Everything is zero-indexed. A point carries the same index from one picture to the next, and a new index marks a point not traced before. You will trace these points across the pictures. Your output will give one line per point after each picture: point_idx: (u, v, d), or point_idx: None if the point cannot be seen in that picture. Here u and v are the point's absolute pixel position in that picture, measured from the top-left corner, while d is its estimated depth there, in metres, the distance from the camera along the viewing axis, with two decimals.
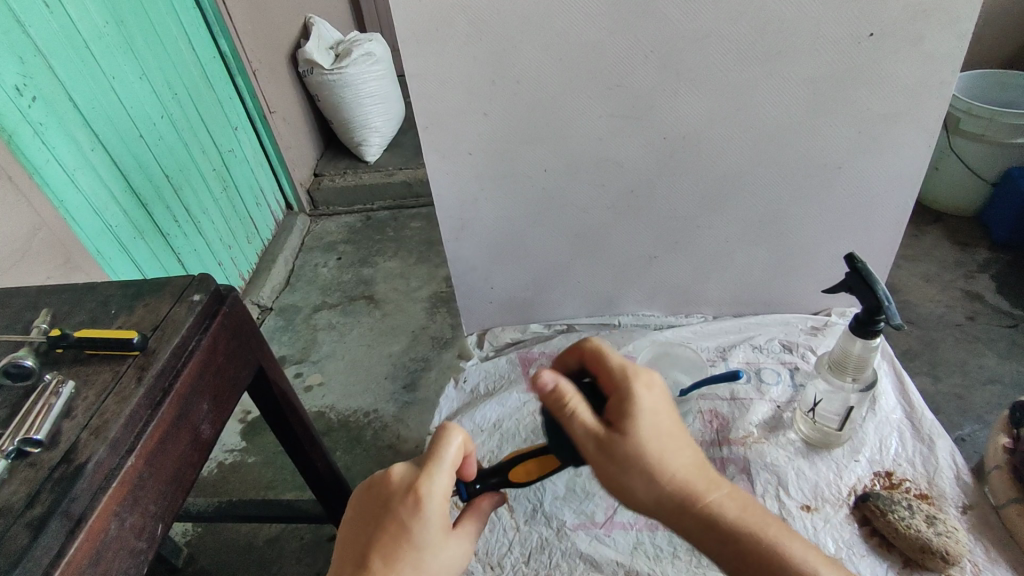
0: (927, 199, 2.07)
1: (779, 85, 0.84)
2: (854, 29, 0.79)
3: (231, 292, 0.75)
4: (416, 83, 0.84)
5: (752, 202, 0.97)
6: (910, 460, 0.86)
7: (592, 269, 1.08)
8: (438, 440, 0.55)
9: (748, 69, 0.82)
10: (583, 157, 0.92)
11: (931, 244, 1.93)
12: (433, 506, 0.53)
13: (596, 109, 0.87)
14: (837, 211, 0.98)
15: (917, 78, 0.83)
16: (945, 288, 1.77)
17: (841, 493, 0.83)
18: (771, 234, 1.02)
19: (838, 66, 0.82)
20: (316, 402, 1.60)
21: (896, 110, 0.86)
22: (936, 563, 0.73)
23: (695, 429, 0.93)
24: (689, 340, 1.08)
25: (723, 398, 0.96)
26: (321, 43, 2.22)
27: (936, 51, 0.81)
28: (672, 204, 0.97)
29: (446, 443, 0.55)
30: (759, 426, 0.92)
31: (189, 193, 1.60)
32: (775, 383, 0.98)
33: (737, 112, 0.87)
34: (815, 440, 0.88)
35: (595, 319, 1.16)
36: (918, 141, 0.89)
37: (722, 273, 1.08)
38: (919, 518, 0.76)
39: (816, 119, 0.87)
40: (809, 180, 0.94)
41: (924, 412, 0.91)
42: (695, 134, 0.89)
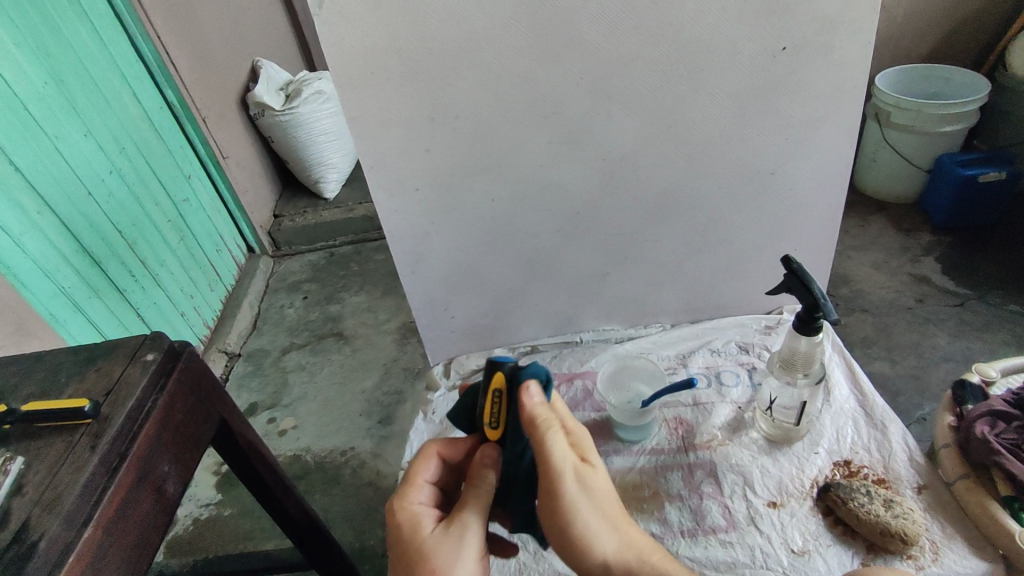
0: (869, 190, 2.17)
1: (706, 101, 0.88)
2: (768, 44, 0.83)
3: (186, 348, 0.75)
4: (356, 125, 0.86)
5: (695, 212, 1.01)
6: (866, 447, 0.89)
7: (549, 290, 1.10)
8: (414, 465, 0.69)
9: (675, 88, 0.86)
10: (529, 183, 0.95)
11: (877, 233, 2.01)
12: (399, 513, 0.63)
13: (535, 137, 0.89)
14: (774, 214, 1.02)
15: (833, 85, 0.88)
16: (894, 274, 1.84)
17: (804, 486, 0.86)
18: (717, 241, 1.05)
19: (759, 79, 0.86)
20: (291, 446, 1.58)
21: (817, 115, 0.91)
22: (897, 545, 0.76)
23: (662, 439, 0.95)
24: (648, 351, 1.11)
25: (685, 405, 0.98)
26: (269, 84, 2.23)
27: (847, 58, 0.86)
28: (618, 220, 1.00)
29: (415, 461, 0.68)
30: (722, 428, 0.94)
31: (144, 247, 1.58)
32: (734, 384, 1.01)
33: (670, 129, 0.90)
34: (776, 436, 0.91)
35: (557, 337, 1.18)
36: (840, 142, 0.94)
37: (675, 282, 1.11)
38: (877, 503, 0.79)
39: (745, 129, 0.91)
40: (746, 187, 0.98)
41: (875, 399, 0.95)
42: (632, 153, 0.93)
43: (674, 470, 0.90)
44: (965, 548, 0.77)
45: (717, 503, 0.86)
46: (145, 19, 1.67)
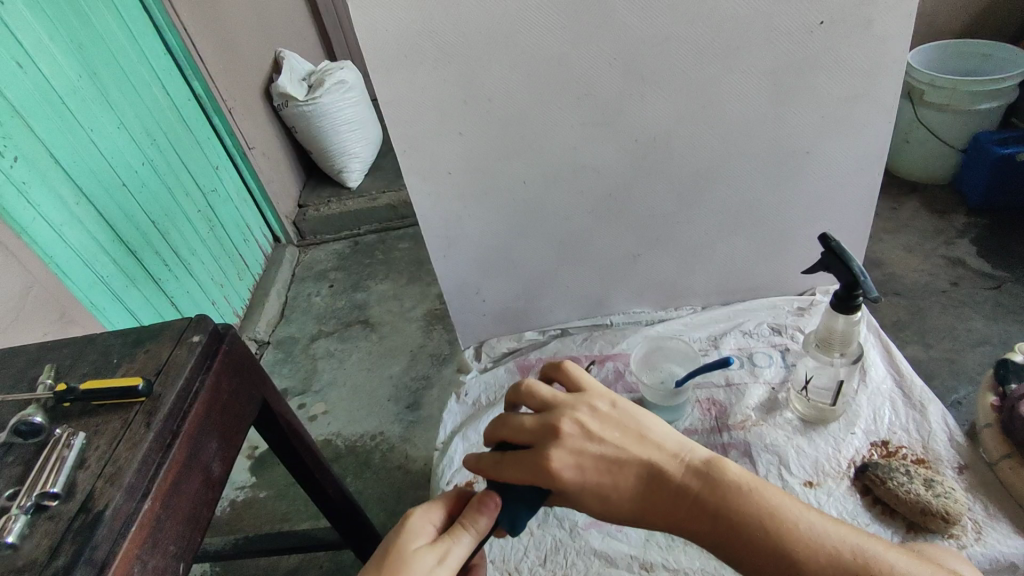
0: (901, 171, 2.13)
1: (740, 79, 0.87)
2: (805, 19, 0.82)
3: (229, 330, 0.77)
4: (389, 110, 0.87)
5: (726, 193, 1.00)
6: (904, 427, 0.88)
7: (578, 273, 1.10)
8: (473, 505, 0.57)
9: (708, 66, 0.86)
10: (560, 166, 0.95)
11: (909, 215, 1.97)
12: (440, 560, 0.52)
13: (567, 119, 0.89)
14: (808, 194, 1.01)
15: (870, 60, 0.87)
16: (927, 256, 1.81)
17: (841, 466, 0.85)
18: (748, 222, 1.04)
19: (795, 55, 0.85)
20: (322, 431, 1.61)
21: (853, 92, 0.90)
22: (938, 524, 0.75)
23: (695, 420, 0.95)
24: (680, 333, 1.10)
25: (718, 386, 0.98)
26: (293, 75, 2.25)
27: (886, 32, 0.84)
28: (648, 202, 1.00)
29: (478, 510, 0.56)
30: (756, 409, 0.94)
31: (176, 237, 1.61)
32: (768, 365, 1.00)
33: (702, 109, 0.90)
34: (811, 417, 0.90)
35: (587, 321, 1.18)
36: (877, 119, 0.93)
37: (706, 264, 1.10)
38: (917, 482, 0.78)
39: (779, 107, 0.90)
40: (779, 166, 0.97)
41: (913, 379, 0.93)
42: (664, 134, 0.92)
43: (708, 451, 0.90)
44: (1008, 528, 0.76)
45: None
46: (172, 13, 1.69)
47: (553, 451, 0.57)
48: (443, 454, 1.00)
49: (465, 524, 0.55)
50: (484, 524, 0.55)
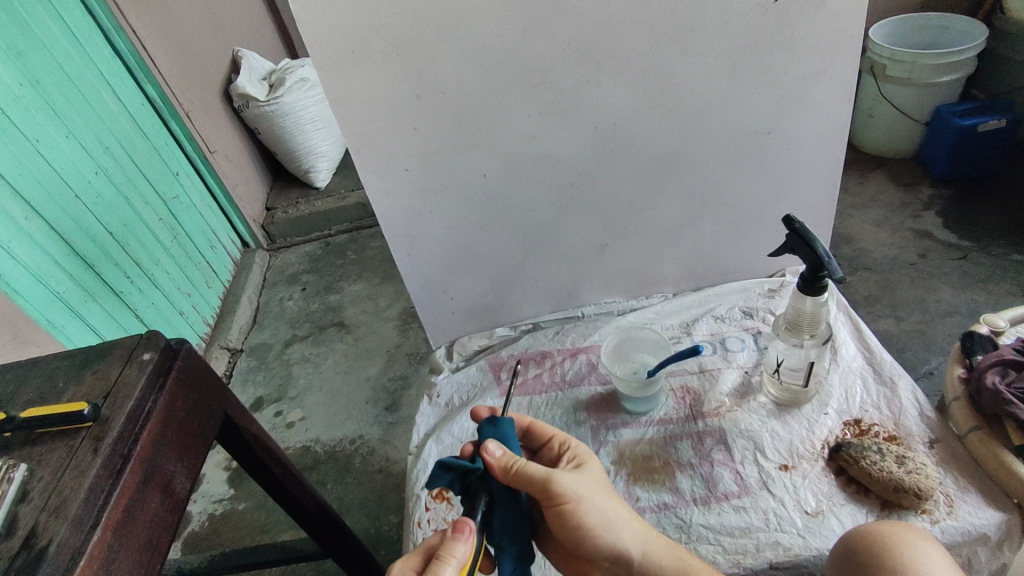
0: (866, 147, 2.15)
1: (698, 61, 0.86)
2: None
3: (183, 345, 0.74)
4: (340, 108, 0.84)
5: (691, 178, 0.99)
6: (876, 404, 0.88)
7: (547, 266, 1.08)
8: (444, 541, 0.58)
9: (665, 49, 0.84)
10: (521, 157, 0.92)
11: (876, 189, 2.00)
12: None
13: (525, 108, 0.87)
14: (772, 175, 1.00)
15: (826, 37, 0.86)
16: (895, 229, 1.83)
17: (815, 447, 0.85)
18: (715, 206, 1.03)
19: (751, 35, 0.84)
20: (299, 438, 1.58)
21: (812, 70, 0.89)
22: (910, 501, 0.75)
23: (669, 409, 0.93)
24: (652, 322, 1.08)
25: (692, 373, 0.97)
26: (252, 75, 2.19)
27: (840, 7, 0.83)
28: (613, 190, 0.98)
29: (453, 539, 0.57)
30: (730, 395, 0.93)
31: (137, 247, 1.56)
32: (740, 349, 1.00)
33: (662, 92, 0.88)
34: (785, 399, 0.90)
35: (559, 314, 1.15)
36: (837, 96, 0.92)
37: (675, 250, 1.09)
38: (889, 459, 0.78)
39: (739, 88, 0.89)
40: (742, 148, 0.96)
41: (884, 356, 0.93)
42: (625, 121, 0.90)
43: (683, 440, 0.89)
44: (979, 500, 0.76)
45: (728, 469, 0.85)
46: (118, 14, 1.62)
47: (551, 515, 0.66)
48: (417, 458, 0.98)
49: (442, 557, 0.55)
50: (463, 551, 0.56)
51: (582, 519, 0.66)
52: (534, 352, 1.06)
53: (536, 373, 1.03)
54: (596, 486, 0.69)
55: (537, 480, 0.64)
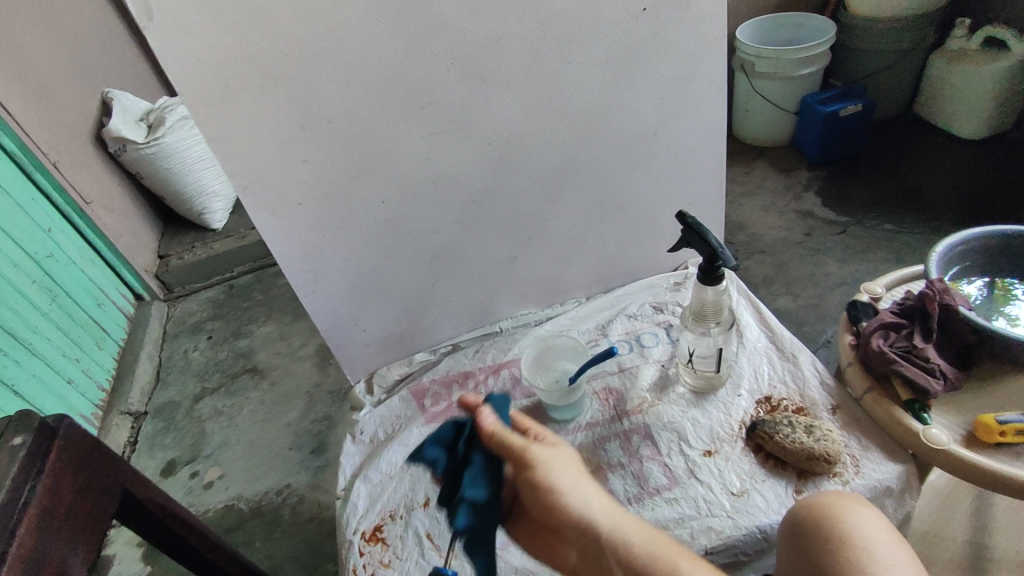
0: (749, 138, 2.42)
1: (579, 70, 0.88)
2: (628, 6, 0.84)
3: (62, 421, 0.66)
4: (218, 145, 0.79)
5: (588, 183, 1.01)
6: (782, 380, 0.93)
7: (458, 285, 1.06)
8: None
9: (545, 62, 0.86)
10: (418, 179, 0.91)
11: (761, 176, 2.24)
12: None
13: (415, 129, 0.86)
14: (662, 173, 1.04)
15: (694, 40, 0.91)
16: (782, 213, 2.05)
17: (734, 429, 0.88)
18: (613, 208, 1.05)
19: (626, 42, 0.87)
20: (220, 498, 1.46)
21: (685, 71, 0.93)
22: (822, 467, 0.80)
23: (595, 411, 0.94)
24: (568, 327, 1.08)
25: (612, 373, 0.99)
26: (127, 116, 2.04)
27: (702, 12, 0.88)
28: (514, 203, 0.98)
29: None
30: (650, 389, 0.95)
31: (6, 315, 1.40)
32: (655, 344, 1.02)
33: (549, 103, 0.90)
34: (701, 387, 0.93)
35: (476, 331, 1.13)
36: (711, 94, 0.97)
37: (582, 256, 1.10)
38: (799, 431, 0.83)
39: (621, 93, 0.92)
40: (631, 151, 0.99)
41: (784, 334, 0.98)
42: (516, 134, 0.91)
43: (612, 440, 0.91)
44: (880, 456, 0.81)
45: (657, 463, 0.87)
46: None
47: (523, 476, 0.66)
48: (345, 502, 0.93)
49: None
50: None
51: (547, 489, 0.64)
52: (457, 373, 1.04)
53: (461, 395, 1.01)
54: (572, 465, 0.68)
55: (516, 447, 0.67)
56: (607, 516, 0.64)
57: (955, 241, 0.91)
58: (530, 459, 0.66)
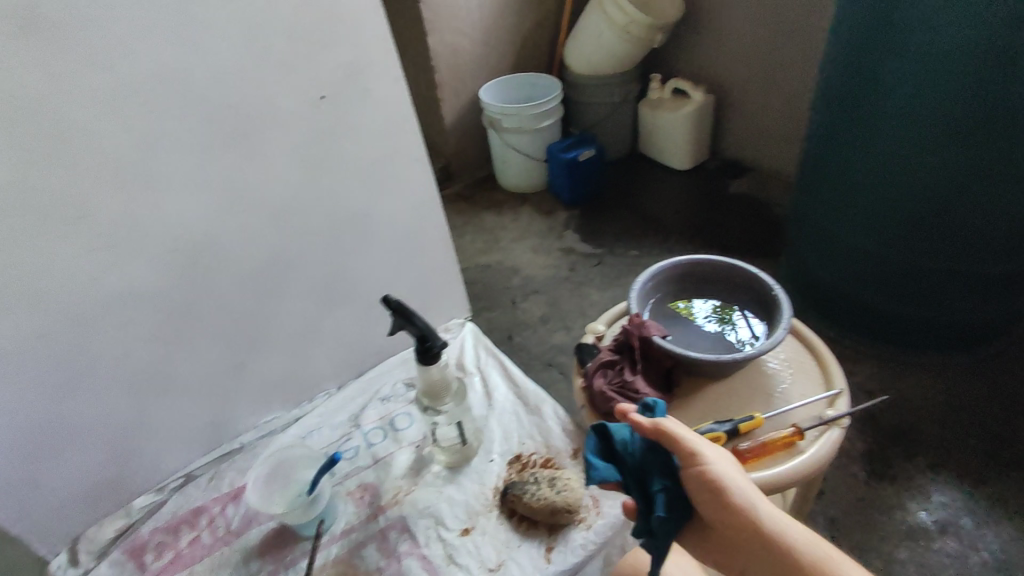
0: (511, 188, 2.62)
1: (264, 162, 0.84)
2: (303, 95, 0.83)
3: None
4: None
5: (308, 271, 0.95)
6: (530, 435, 0.95)
7: (176, 407, 0.92)
8: None
9: (221, 157, 0.80)
10: (90, 301, 0.77)
11: (527, 220, 2.46)
12: None
13: (68, 249, 0.73)
14: (385, 251, 1.02)
15: (385, 121, 0.92)
16: (549, 252, 2.27)
17: (488, 498, 0.88)
18: (343, 292, 1.01)
19: (311, 130, 0.86)
20: None
21: (383, 151, 0.94)
22: (567, 517, 0.82)
23: (349, 516, 0.88)
24: (319, 425, 1.01)
25: (366, 468, 0.93)
26: None
27: (387, 96, 0.90)
28: (225, 306, 0.89)
29: None
30: (406, 476, 0.92)
31: None
32: (409, 425, 0.99)
33: (238, 199, 0.83)
34: (454, 461, 0.91)
35: (214, 454, 0.99)
36: (416, 168, 0.99)
37: (322, 345, 1.03)
38: (543, 486, 0.84)
39: (319, 179, 0.90)
40: (345, 235, 0.97)
41: (528, 386, 1.02)
42: (207, 235, 0.83)
43: (368, 544, 0.84)
44: (615, 490, 0.87)
45: (416, 558, 0.82)
46: None
47: (707, 476, 0.60)
48: None
49: None
50: None
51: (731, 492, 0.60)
52: (186, 512, 0.91)
53: (192, 538, 0.88)
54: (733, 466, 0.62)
55: (682, 446, 0.62)
56: (774, 517, 0.60)
57: (644, 279, 1.01)
58: (706, 461, 0.60)
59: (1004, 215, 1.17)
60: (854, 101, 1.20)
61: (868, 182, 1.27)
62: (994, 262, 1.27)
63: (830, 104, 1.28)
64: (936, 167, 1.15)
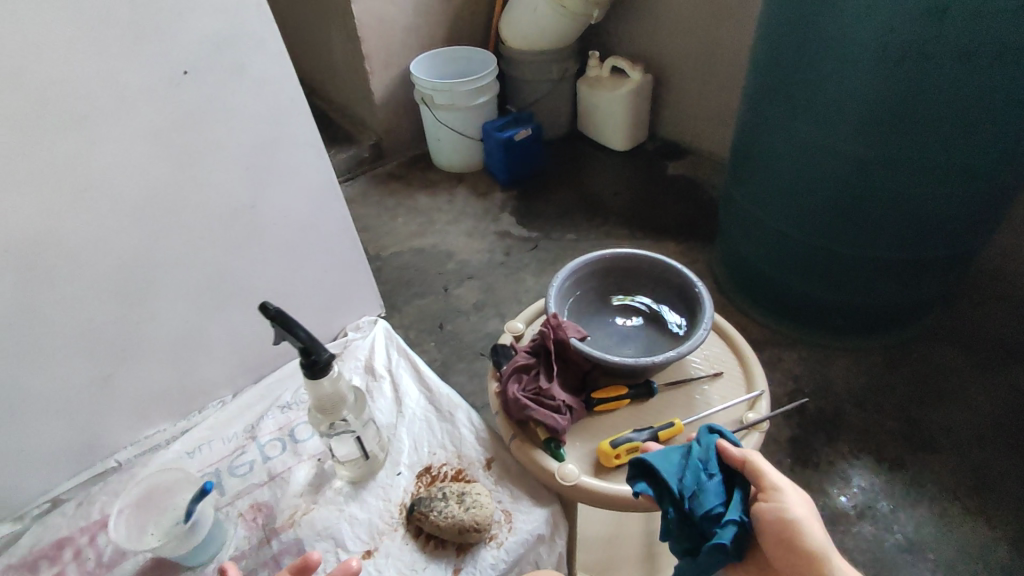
0: (445, 166, 2.52)
1: (118, 147, 0.73)
2: (160, 72, 0.72)
3: None
4: None
5: (183, 270, 0.87)
6: (442, 444, 0.89)
7: (38, 424, 0.83)
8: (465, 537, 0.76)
9: (60, 142, 0.69)
10: None
11: (462, 203, 2.36)
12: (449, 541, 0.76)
13: None
14: (274, 248, 0.97)
15: (265, 103, 0.83)
16: (484, 235, 2.20)
17: (393, 515, 0.81)
18: (230, 292, 0.94)
19: (171, 111, 0.75)
20: None
21: (265, 137, 0.86)
22: (476, 535, 0.76)
23: (240, 539, 0.80)
24: (209, 439, 0.92)
25: (260, 486, 0.85)
26: None
27: (264, 73, 0.81)
28: (85, 312, 0.80)
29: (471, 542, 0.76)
30: (304, 492, 0.84)
31: None
32: (310, 436, 0.91)
33: (87, 191, 0.73)
34: (358, 476, 0.84)
35: (82, 474, 0.90)
36: (305, 154, 0.91)
37: (211, 346, 0.96)
38: (452, 503, 0.78)
39: (187, 168, 0.80)
40: (225, 227, 0.88)
41: (441, 389, 0.95)
42: (53, 231, 0.72)
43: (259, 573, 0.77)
44: (529, 503, 0.81)
45: None
46: None
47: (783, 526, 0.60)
48: None
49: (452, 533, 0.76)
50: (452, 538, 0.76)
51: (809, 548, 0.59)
52: (47, 544, 0.79)
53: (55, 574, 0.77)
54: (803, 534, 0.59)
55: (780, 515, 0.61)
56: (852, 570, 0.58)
57: (564, 275, 0.96)
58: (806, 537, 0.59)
59: (919, 203, 1.18)
60: (781, 76, 1.21)
61: (792, 162, 1.28)
62: (910, 251, 1.28)
63: (767, 83, 1.26)
64: (852, 150, 1.16)
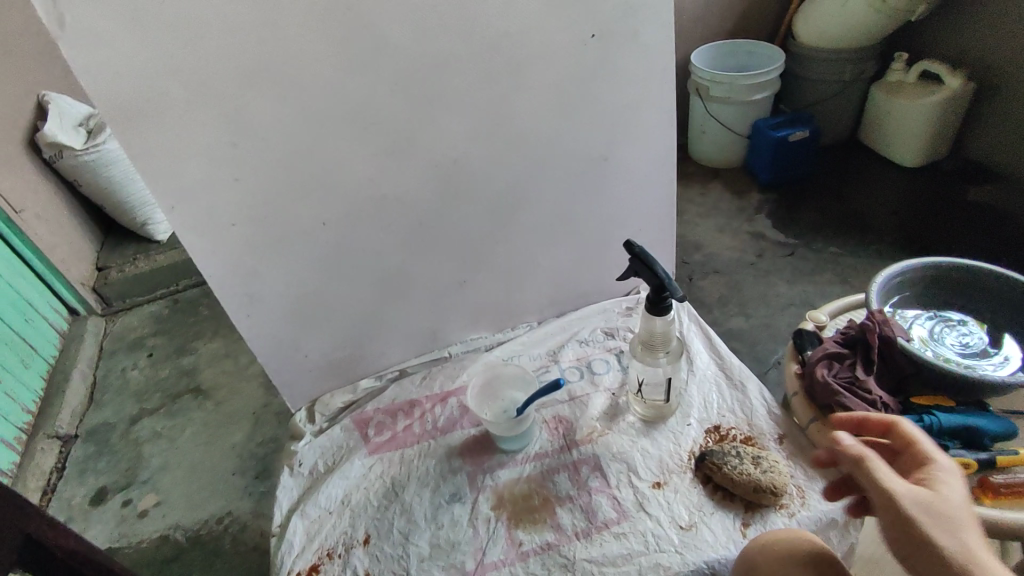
0: (703, 159, 2.51)
1: (528, 94, 0.87)
2: (577, 33, 0.84)
3: None
4: (139, 165, 0.74)
5: (538, 208, 0.99)
6: (731, 409, 0.93)
7: (408, 310, 1.02)
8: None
9: (493, 84, 0.84)
10: (361, 201, 0.87)
11: (716, 198, 2.33)
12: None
13: (356, 151, 0.83)
14: (612, 200, 1.03)
15: (643, 69, 0.91)
16: (736, 233, 2.15)
17: (683, 459, 0.87)
18: (566, 233, 1.04)
19: (574, 67, 0.87)
20: (156, 526, 1.38)
21: (635, 99, 0.93)
22: (769, 499, 0.79)
23: (543, 441, 0.93)
24: (519, 353, 1.06)
25: (563, 402, 0.97)
26: (64, 120, 1.91)
27: (651, 40, 0.89)
28: (463, 227, 0.96)
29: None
30: (600, 418, 0.94)
31: None
32: (606, 371, 1.01)
33: (498, 127, 0.88)
34: (650, 416, 0.92)
35: (424, 356, 1.09)
36: (661, 120, 0.97)
37: (536, 279, 1.08)
38: (747, 462, 0.82)
39: (571, 119, 0.91)
40: (580, 176, 0.98)
41: (732, 360, 0.99)
42: (466, 156, 0.89)
43: (561, 472, 0.89)
44: (823, 486, 0.82)
45: (606, 496, 0.85)
46: None
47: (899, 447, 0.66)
48: (281, 538, 0.87)
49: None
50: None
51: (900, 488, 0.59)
52: (403, 402, 1.01)
53: (406, 425, 0.98)
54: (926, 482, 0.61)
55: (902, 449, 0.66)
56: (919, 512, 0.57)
57: (889, 274, 0.92)
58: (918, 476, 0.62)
59: None
60: None
61: None
62: None
63: None
64: None
